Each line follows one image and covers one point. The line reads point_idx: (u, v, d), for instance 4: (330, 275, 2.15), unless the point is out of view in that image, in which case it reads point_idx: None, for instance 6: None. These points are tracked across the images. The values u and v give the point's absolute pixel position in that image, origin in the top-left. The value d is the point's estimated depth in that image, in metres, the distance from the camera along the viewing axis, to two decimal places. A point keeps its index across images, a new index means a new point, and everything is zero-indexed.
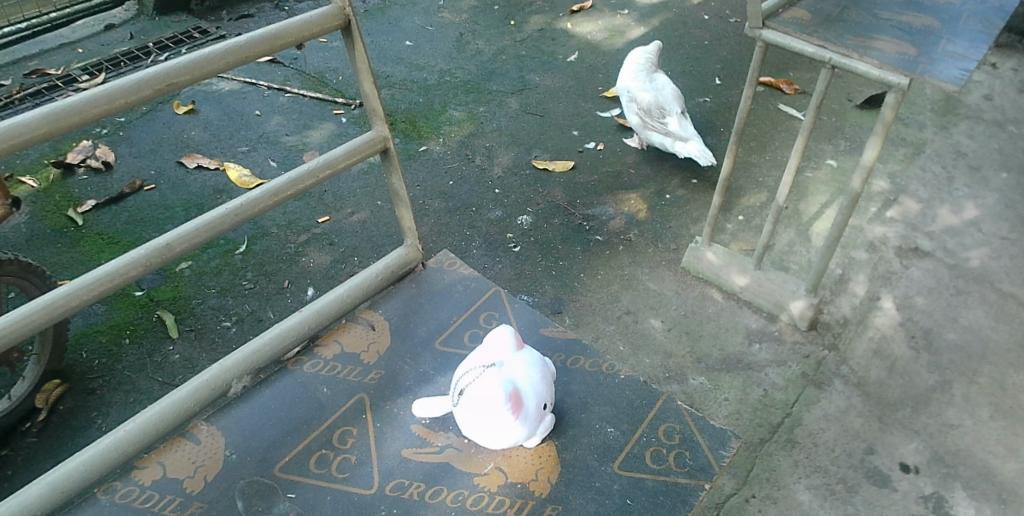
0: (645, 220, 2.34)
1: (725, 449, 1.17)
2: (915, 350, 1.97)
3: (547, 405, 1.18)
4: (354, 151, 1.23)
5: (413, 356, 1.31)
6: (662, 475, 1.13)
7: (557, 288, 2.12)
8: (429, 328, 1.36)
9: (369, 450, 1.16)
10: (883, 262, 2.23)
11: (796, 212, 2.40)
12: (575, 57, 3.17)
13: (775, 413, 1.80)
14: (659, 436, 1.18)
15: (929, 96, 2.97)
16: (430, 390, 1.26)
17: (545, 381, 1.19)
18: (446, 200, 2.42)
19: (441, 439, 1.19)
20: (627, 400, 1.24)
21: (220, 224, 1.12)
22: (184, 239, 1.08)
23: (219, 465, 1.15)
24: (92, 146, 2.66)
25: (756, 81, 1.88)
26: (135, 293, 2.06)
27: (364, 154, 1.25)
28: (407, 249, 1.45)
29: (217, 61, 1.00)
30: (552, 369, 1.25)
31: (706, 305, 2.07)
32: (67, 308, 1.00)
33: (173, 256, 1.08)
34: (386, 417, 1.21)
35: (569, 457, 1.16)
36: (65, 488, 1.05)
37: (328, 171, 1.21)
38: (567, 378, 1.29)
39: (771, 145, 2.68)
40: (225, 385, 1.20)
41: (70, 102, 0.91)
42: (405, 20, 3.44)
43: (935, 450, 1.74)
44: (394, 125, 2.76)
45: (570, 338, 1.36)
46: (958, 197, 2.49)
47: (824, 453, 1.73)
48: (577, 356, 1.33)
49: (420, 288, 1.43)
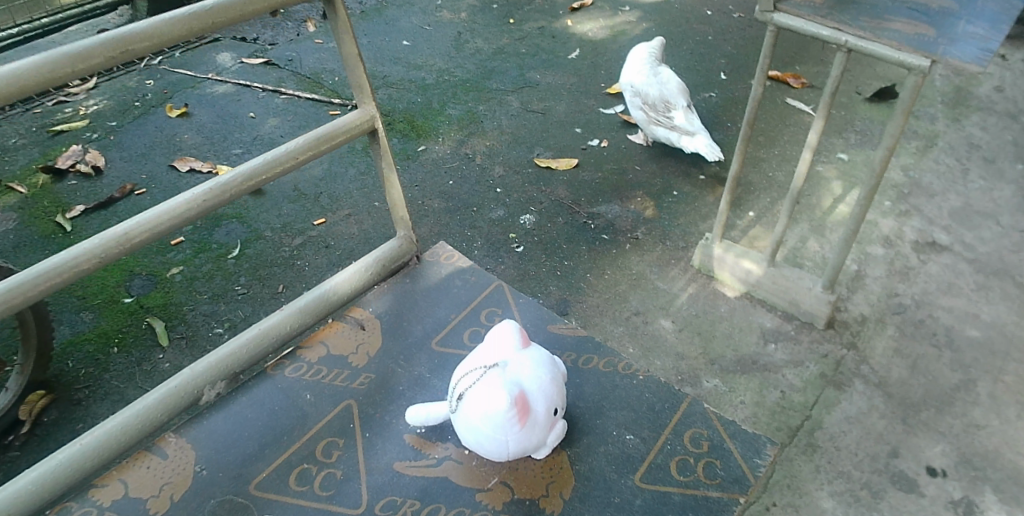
0: (652, 217, 2.26)
1: (760, 458, 1.09)
2: (937, 348, 1.88)
3: (555, 413, 1.09)
4: (340, 131, 1.16)
5: (407, 358, 1.23)
6: (690, 488, 1.05)
7: (562, 289, 2.04)
8: (425, 326, 1.28)
9: (356, 465, 1.08)
10: (900, 257, 2.15)
11: (807, 207, 2.32)
12: (576, 55, 3.10)
13: (793, 416, 1.72)
14: (685, 444, 1.11)
15: (938, 88, 2.90)
16: (426, 394, 1.18)
17: (553, 383, 1.12)
18: (446, 200, 2.35)
19: (438, 450, 1.11)
20: (648, 404, 1.17)
21: (185, 212, 1.04)
22: (144, 228, 1.00)
23: (188, 482, 1.07)
24: (83, 151, 2.60)
25: (766, 72, 1.79)
26: (124, 300, 1.99)
27: (351, 135, 1.18)
28: (400, 242, 1.38)
29: (178, 27, 0.93)
30: (561, 369, 1.17)
31: (718, 304, 1.99)
32: (10, 305, 0.91)
33: (132, 247, 1.00)
34: (377, 427, 1.14)
35: (583, 468, 1.08)
36: (13, 508, 0.97)
37: (309, 153, 1.15)
38: (579, 379, 1.21)
39: (780, 140, 2.61)
40: (197, 391, 1.13)
41: (8, 69, 0.82)
42: (402, 21, 3.37)
43: (962, 453, 1.66)
44: (391, 125, 2.69)
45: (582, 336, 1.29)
46: (974, 190, 2.41)
47: (846, 458, 1.64)
48: (590, 356, 1.25)
49: (414, 282, 1.36)
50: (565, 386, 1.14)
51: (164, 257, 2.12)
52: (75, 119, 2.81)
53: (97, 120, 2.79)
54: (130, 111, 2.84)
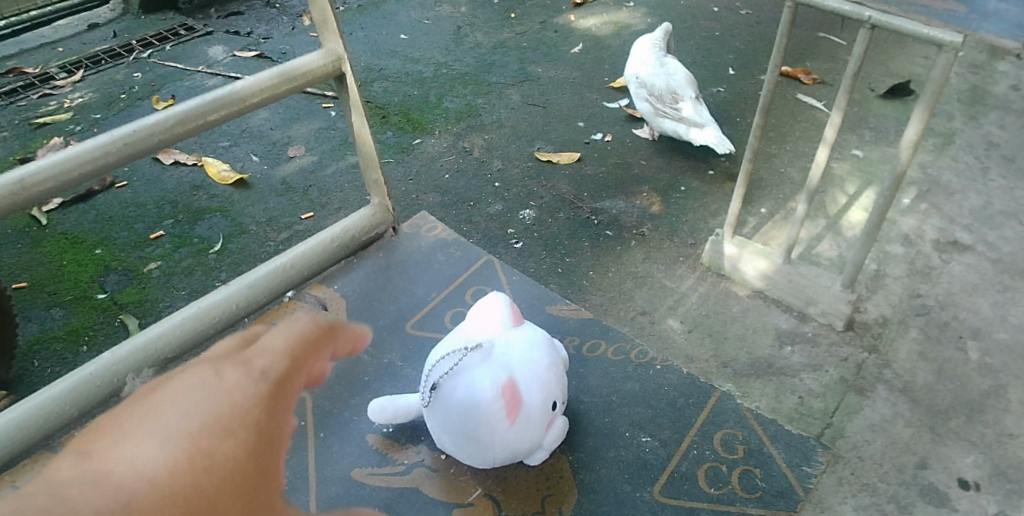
0: (659, 213, 2.15)
1: (809, 466, 1.17)
2: (964, 352, 1.75)
3: (543, 408, 1.10)
4: (296, 72, 1.27)
5: (386, 341, 1.35)
6: (725, 498, 1.13)
7: (563, 287, 1.92)
8: (409, 305, 1.42)
9: (307, 474, 1.14)
10: (921, 257, 2.02)
11: (822, 204, 2.21)
12: (579, 49, 3.00)
13: (813, 424, 1.59)
14: (720, 449, 1.19)
15: (954, 86, 2.78)
16: (393, 387, 1.27)
17: (549, 385, 1.12)
18: (442, 194, 2.23)
19: (405, 457, 1.17)
20: (673, 402, 1.26)
21: (109, 154, 1.09)
22: (61, 168, 1.05)
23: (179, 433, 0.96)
24: (65, 143, 2.50)
25: (780, 66, 1.70)
26: (97, 295, 1.88)
27: (318, 78, 1.31)
28: (373, 210, 1.50)
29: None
30: (553, 354, 1.15)
31: (729, 304, 1.87)
32: None
33: (50, 190, 1.04)
34: (331, 428, 1.21)
35: (586, 480, 1.14)
36: None
37: (249, 98, 1.22)
38: (584, 371, 1.31)
39: (792, 135, 2.49)
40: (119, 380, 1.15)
41: None
42: (401, 15, 3.27)
43: (996, 464, 1.53)
44: (386, 119, 2.57)
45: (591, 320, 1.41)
46: (995, 188, 2.29)
47: (871, 469, 1.51)
48: (595, 341, 1.36)
49: (390, 257, 1.50)
50: (559, 375, 1.14)
51: (142, 252, 2.01)
52: (59, 112, 2.70)
53: (81, 112, 2.69)
54: (116, 103, 2.74)
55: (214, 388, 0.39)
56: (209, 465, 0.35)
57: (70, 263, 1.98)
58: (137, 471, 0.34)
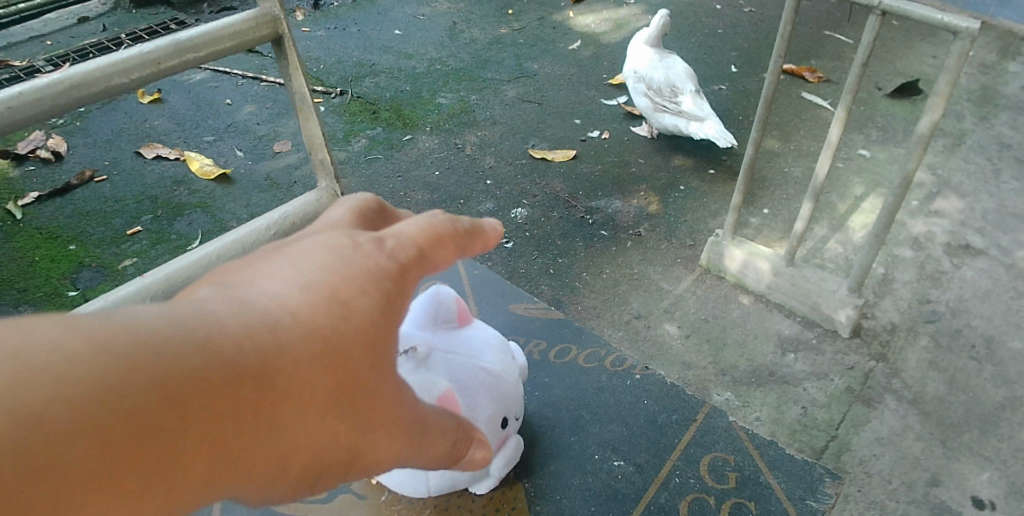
0: (657, 213, 2.06)
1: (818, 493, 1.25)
2: (977, 362, 1.66)
3: (486, 420, 1.09)
4: (222, 31, 0.94)
5: None
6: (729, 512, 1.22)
7: (555, 288, 1.83)
8: None
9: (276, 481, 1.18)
10: (931, 261, 1.93)
11: (827, 205, 2.12)
12: (578, 46, 2.91)
13: (817, 436, 1.50)
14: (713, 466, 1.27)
15: (964, 86, 2.69)
16: None
17: (494, 400, 1.10)
18: (431, 192, 2.14)
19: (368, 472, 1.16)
20: (651, 418, 1.35)
21: None
22: None
23: None
24: (46, 135, 2.33)
25: (780, 68, 1.62)
26: (68, 293, 1.79)
27: (247, 42, 0.97)
28: (320, 194, 1.13)
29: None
30: (501, 363, 1.14)
31: (729, 308, 1.78)
32: None
33: None
34: None
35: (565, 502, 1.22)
36: None
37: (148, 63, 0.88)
38: (550, 379, 1.42)
39: (796, 134, 2.41)
40: None
41: None
42: (395, 10, 3.19)
43: (1012, 482, 1.43)
44: (376, 114, 2.49)
45: (561, 324, 1.55)
46: (1008, 191, 2.19)
47: (879, 486, 1.41)
48: (569, 347, 1.49)
49: None
50: (507, 385, 1.13)
51: (118, 249, 1.92)
52: None
53: None
54: None
55: (350, 257, 0.49)
56: (344, 315, 0.47)
57: (42, 259, 1.89)
58: (283, 303, 0.45)
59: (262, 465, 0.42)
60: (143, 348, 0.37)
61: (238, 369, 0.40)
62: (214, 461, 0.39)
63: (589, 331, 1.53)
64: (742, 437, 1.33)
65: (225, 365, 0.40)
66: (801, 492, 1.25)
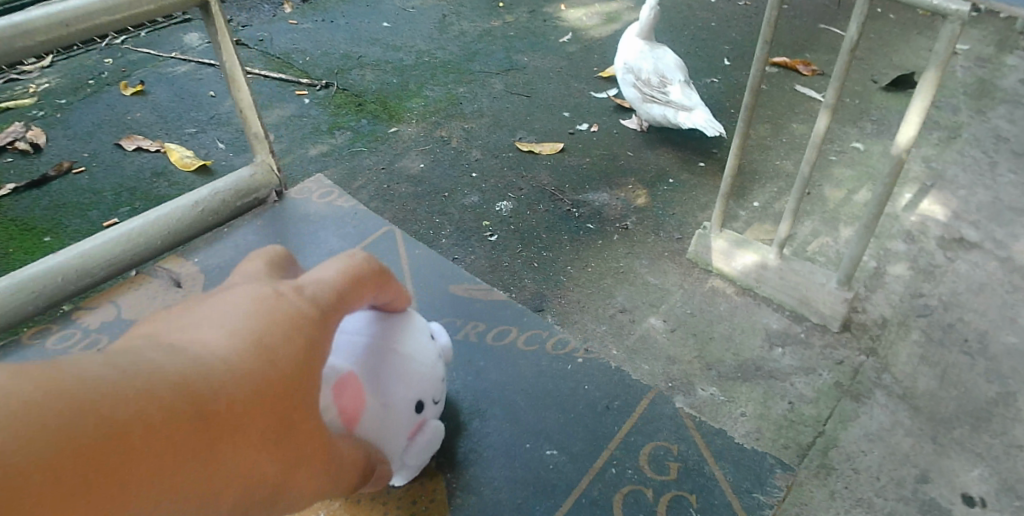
0: (644, 206, 2.03)
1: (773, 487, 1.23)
2: (969, 356, 1.62)
3: (397, 406, 1.03)
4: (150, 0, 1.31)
5: None
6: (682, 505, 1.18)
7: (538, 282, 1.79)
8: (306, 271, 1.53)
9: None
10: (924, 255, 1.89)
11: (818, 198, 2.08)
12: (569, 39, 2.88)
13: (804, 432, 1.46)
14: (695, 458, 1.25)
15: (959, 79, 2.65)
16: None
17: (416, 383, 1.06)
18: (415, 185, 2.10)
19: None
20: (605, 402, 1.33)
21: None
22: None
23: None
24: (25, 127, 2.29)
25: (767, 58, 1.59)
26: None
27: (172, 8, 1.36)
28: (257, 169, 1.65)
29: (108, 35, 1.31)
30: (420, 347, 1.08)
31: (716, 302, 1.74)
32: None
33: None
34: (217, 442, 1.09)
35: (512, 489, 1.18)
36: None
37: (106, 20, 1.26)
38: (485, 363, 1.38)
39: (789, 128, 2.37)
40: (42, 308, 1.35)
41: None
42: (384, 3, 3.15)
43: (1003, 479, 1.39)
44: (362, 107, 2.45)
45: (504, 304, 1.51)
46: (1004, 184, 2.16)
47: (867, 483, 1.38)
48: (514, 329, 1.46)
49: (276, 217, 1.68)
50: (430, 369, 1.09)
51: None
52: (23, 96, 2.48)
53: (46, 97, 2.47)
54: (83, 89, 2.52)
55: (275, 312, 0.76)
56: (267, 358, 0.71)
57: (17, 251, 1.86)
58: (223, 353, 0.69)
59: (208, 475, 0.63)
60: (114, 391, 0.58)
61: (189, 398, 0.63)
62: (170, 477, 0.60)
63: (531, 313, 1.48)
64: (689, 424, 1.30)
65: (177, 401, 0.62)
66: (749, 485, 1.22)
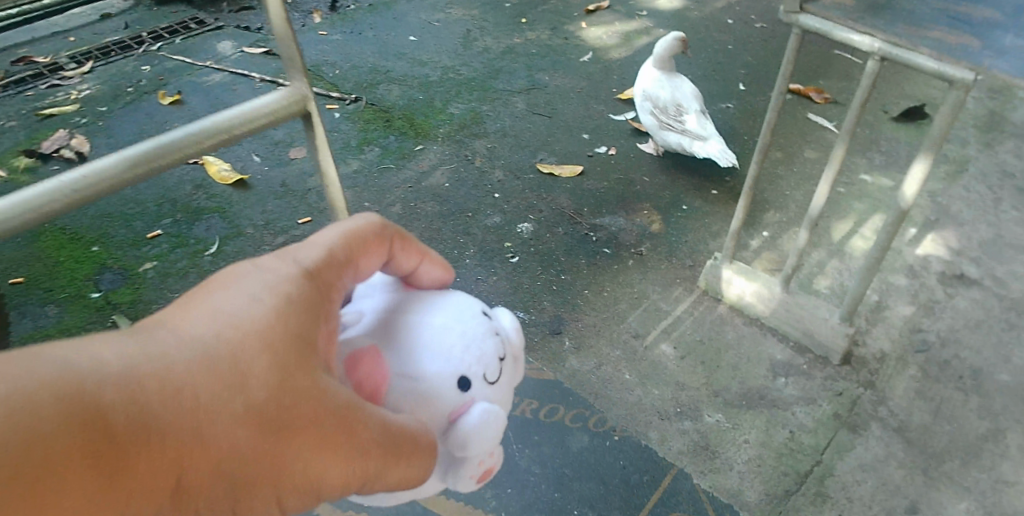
0: (659, 232, 2.12)
1: None
2: (963, 392, 1.71)
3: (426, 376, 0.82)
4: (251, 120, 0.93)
5: None
6: None
7: (557, 305, 1.89)
8: None
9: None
10: (925, 290, 1.97)
11: (826, 230, 2.17)
12: (589, 58, 2.97)
13: (802, 460, 1.56)
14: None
15: (969, 111, 2.73)
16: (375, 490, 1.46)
17: (453, 354, 0.85)
18: (440, 204, 2.21)
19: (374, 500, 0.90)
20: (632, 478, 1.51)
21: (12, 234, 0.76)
22: None
23: None
24: (70, 135, 2.41)
25: (786, 88, 1.65)
26: (91, 294, 1.87)
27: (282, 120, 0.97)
28: None
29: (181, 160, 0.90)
30: (444, 315, 0.87)
31: (725, 330, 1.83)
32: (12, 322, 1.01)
33: None
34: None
35: None
36: None
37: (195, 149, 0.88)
38: (538, 438, 1.58)
39: (800, 157, 2.45)
40: None
41: None
42: (411, 16, 3.25)
43: (989, 512, 1.49)
44: (389, 123, 2.55)
45: (551, 385, 1.69)
46: (1007, 221, 2.24)
47: (859, 511, 1.47)
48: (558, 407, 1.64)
49: None
50: (473, 337, 0.87)
51: (138, 251, 1.99)
52: (66, 103, 2.60)
53: (88, 104, 2.59)
54: (123, 96, 2.63)
55: (269, 282, 0.60)
56: (235, 328, 0.54)
57: (68, 260, 1.97)
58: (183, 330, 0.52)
59: (153, 480, 0.45)
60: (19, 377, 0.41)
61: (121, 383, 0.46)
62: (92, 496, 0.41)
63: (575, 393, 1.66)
64: (703, 500, 1.48)
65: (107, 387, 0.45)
66: None
